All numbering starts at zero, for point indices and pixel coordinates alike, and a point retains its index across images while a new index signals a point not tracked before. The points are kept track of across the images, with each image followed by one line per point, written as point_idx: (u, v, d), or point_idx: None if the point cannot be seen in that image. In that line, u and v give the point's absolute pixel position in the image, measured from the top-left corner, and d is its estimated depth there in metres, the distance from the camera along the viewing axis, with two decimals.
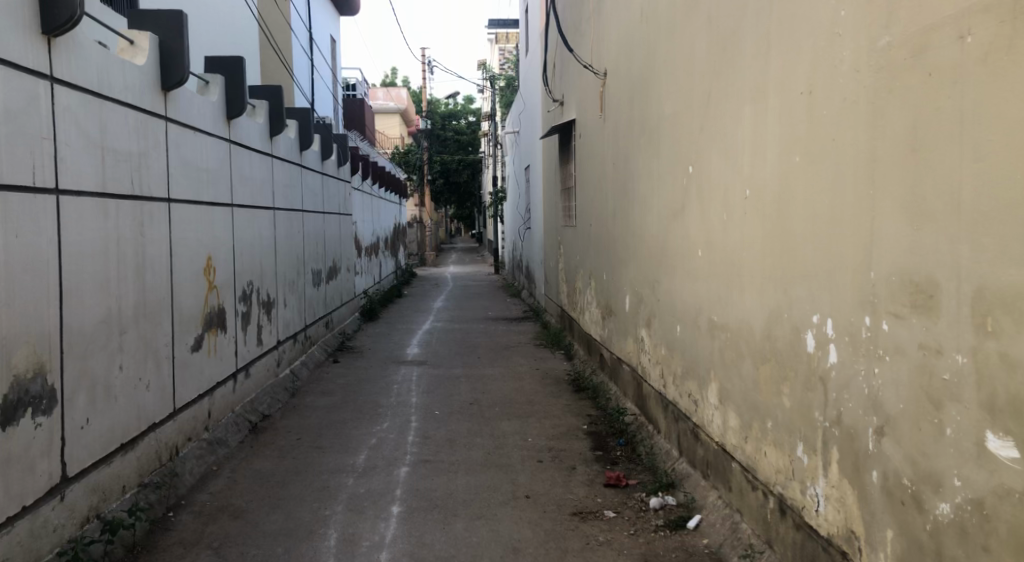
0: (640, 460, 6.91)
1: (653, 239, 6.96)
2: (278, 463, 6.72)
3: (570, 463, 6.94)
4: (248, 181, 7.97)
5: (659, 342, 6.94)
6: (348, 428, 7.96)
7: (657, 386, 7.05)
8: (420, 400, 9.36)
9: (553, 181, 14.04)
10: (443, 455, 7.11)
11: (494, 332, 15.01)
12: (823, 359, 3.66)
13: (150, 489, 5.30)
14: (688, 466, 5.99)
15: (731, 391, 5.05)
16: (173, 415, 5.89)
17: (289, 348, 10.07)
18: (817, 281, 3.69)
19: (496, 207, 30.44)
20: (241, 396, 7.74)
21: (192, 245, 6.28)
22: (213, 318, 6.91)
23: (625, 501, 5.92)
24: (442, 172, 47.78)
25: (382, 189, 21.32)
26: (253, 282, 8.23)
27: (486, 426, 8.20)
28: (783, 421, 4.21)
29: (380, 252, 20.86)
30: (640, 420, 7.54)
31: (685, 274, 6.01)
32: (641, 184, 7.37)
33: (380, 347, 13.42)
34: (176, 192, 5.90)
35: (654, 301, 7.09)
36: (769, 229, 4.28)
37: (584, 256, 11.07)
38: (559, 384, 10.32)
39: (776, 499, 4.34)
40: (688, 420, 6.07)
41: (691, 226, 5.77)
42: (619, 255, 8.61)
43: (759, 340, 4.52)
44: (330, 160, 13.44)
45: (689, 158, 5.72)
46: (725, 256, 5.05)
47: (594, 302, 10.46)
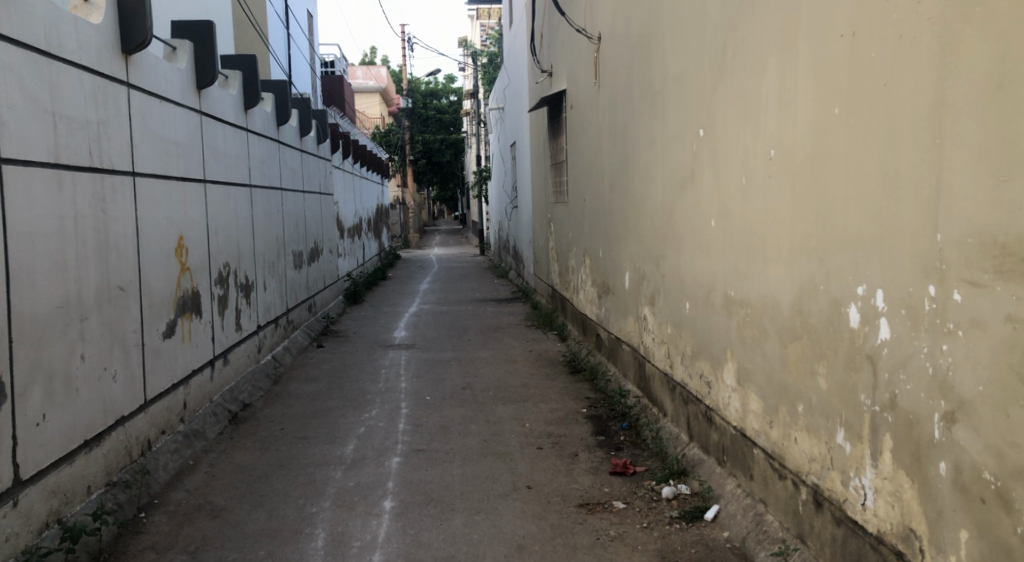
0: (645, 445, 6.51)
1: (658, 212, 6.54)
2: (260, 456, 6.27)
3: (572, 449, 6.53)
4: (222, 157, 7.48)
5: (665, 321, 6.54)
6: (333, 417, 7.51)
7: (663, 367, 6.64)
8: (410, 386, 8.92)
9: (542, 156, 13.59)
10: (437, 444, 6.69)
11: (482, 313, 14.57)
12: (871, 335, 3.27)
13: (120, 488, 4.83)
14: (702, 452, 5.59)
15: (753, 373, 4.64)
16: (144, 408, 5.43)
17: (270, 332, 9.59)
18: (864, 249, 3.29)
19: (480, 186, 29.88)
20: (218, 384, 7.28)
21: (162, 224, 5.81)
22: (187, 303, 6.44)
23: (634, 490, 5.52)
24: (423, 151, 47.11)
25: (363, 168, 20.73)
26: (229, 263, 7.76)
27: (480, 412, 7.78)
28: (818, 404, 3.81)
29: (363, 233, 20.33)
30: (643, 403, 7.16)
31: (695, 247, 5.60)
32: (643, 153, 6.94)
33: (365, 330, 12.94)
34: (142, 165, 5.41)
35: (658, 278, 6.69)
36: (801, 193, 3.88)
37: (577, 232, 10.64)
38: (554, 367, 9.90)
39: (810, 490, 3.94)
40: (700, 402, 5.66)
41: (703, 195, 5.36)
42: (617, 230, 8.18)
43: (788, 316, 4.11)
44: (309, 137, 12.93)
45: (702, 121, 5.31)
46: (746, 226, 4.64)
47: (589, 280, 10.04)
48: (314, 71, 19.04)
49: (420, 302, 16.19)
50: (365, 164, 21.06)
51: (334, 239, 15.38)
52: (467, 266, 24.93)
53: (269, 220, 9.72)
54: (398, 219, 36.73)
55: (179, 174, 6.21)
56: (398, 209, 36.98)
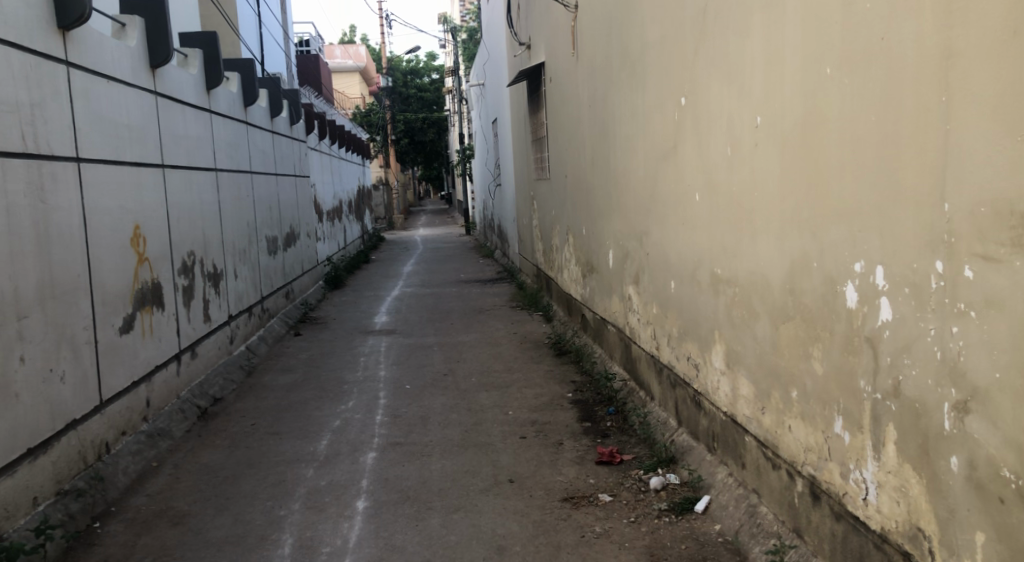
0: (633, 431, 6.24)
1: (640, 187, 6.24)
2: (229, 454, 6.09)
3: (556, 438, 6.26)
4: (183, 141, 7.23)
5: (650, 301, 6.25)
6: (308, 410, 7.31)
7: (649, 349, 6.36)
8: (390, 374, 8.66)
9: (523, 132, 13.25)
10: (416, 436, 6.44)
11: (467, 295, 14.26)
12: (871, 315, 2.99)
13: (72, 497, 4.61)
14: (691, 439, 5.32)
15: (742, 356, 4.36)
16: (100, 409, 5.23)
17: (242, 322, 9.40)
18: (862, 221, 3.00)
19: (464, 165, 29.47)
20: (185, 379, 7.14)
21: (115, 214, 5.54)
22: (147, 295, 6.22)
23: (621, 481, 5.26)
24: (406, 131, 46.62)
25: (342, 149, 20.32)
26: (195, 252, 7.56)
27: (462, 400, 7.52)
28: (813, 390, 3.53)
29: (344, 217, 19.98)
30: (630, 386, 6.90)
31: (680, 222, 5.32)
32: (623, 125, 6.64)
33: (346, 316, 12.65)
34: (87, 149, 5.08)
35: (642, 256, 6.40)
36: (791, 161, 3.59)
37: (560, 210, 10.33)
38: (539, 349, 9.63)
39: (806, 483, 3.67)
40: (688, 386, 5.38)
41: (687, 167, 5.07)
42: (600, 207, 7.88)
43: (779, 295, 3.83)
44: (280, 119, 12.60)
45: (683, 89, 5.02)
46: (732, 198, 4.36)
47: (573, 259, 9.74)
48: (289, 52, 18.63)
49: (404, 285, 15.88)
50: (344, 146, 20.68)
51: (312, 223, 15.04)
52: (452, 247, 24.60)
53: (239, 206, 9.47)
54: (382, 201, 36.31)
55: (134, 159, 5.93)
56: (382, 191, 36.55)
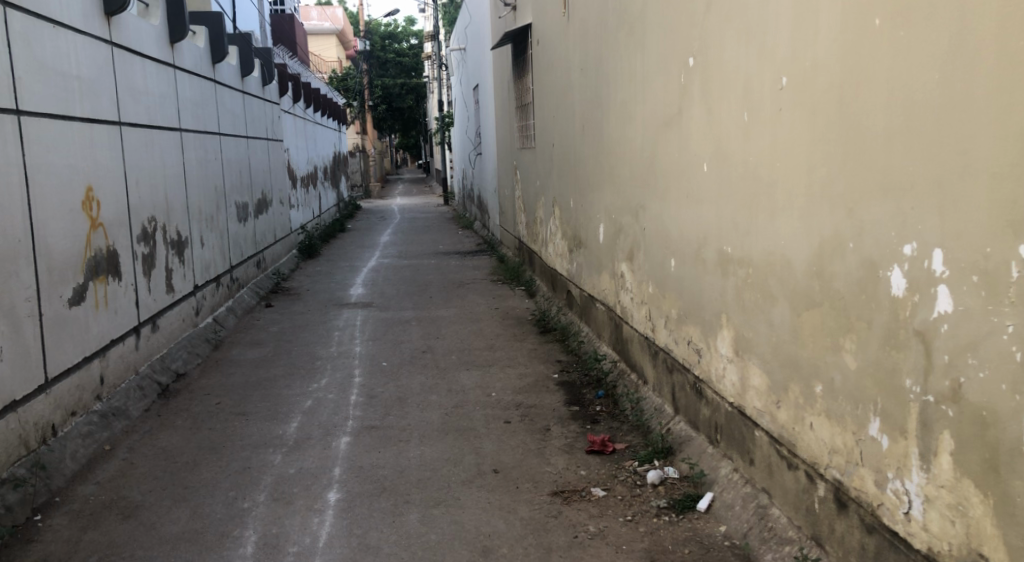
0: (624, 417, 5.86)
1: (636, 157, 5.85)
2: (189, 437, 6.12)
3: (543, 423, 5.90)
4: (141, 97, 7.63)
5: (645, 279, 5.87)
6: (278, 388, 7.30)
7: (643, 330, 5.99)
8: (365, 350, 8.49)
9: (507, 98, 12.76)
10: (392, 419, 6.23)
11: (447, 268, 13.82)
12: (925, 306, 2.60)
13: (9, 487, 4.71)
14: (691, 429, 4.94)
15: (754, 344, 3.98)
16: (45, 389, 5.38)
17: (209, 292, 9.51)
18: (912, 195, 2.62)
19: (443, 133, 28.85)
20: (146, 353, 7.38)
21: (65, 173, 5.92)
22: (101, 264, 6.54)
23: (613, 474, 4.89)
24: (384, 97, 45.78)
25: (318, 113, 19.72)
26: (155, 218, 7.90)
27: (442, 380, 7.24)
28: (843, 386, 3.15)
29: (319, 184, 19.48)
30: (620, 367, 6.55)
31: (682, 194, 4.94)
32: (618, 91, 6.25)
33: (320, 288, 12.22)
34: (27, 100, 5.43)
35: (636, 232, 6.02)
36: (820, 126, 3.19)
37: (545, 181, 9.94)
38: (522, 326, 9.25)
39: (831, 488, 3.29)
40: (688, 372, 5.00)
41: (693, 134, 4.67)
42: (589, 178, 7.49)
43: (802, 279, 3.43)
44: (249, 79, 12.14)
45: (691, 48, 4.61)
46: (747, 169, 3.95)
47: (558, 233, 9.35)
48: (263, 11, 17.96)
49: (380, 256, 15.43)
50: (320, 111, 20.09)
51: (285, 189, 14.56)
52: (430, 216, 24.10)
53: (205, 170, 9.63)
54: (358, 167, 35.59)
55: (84, 116, 6.34)
56: (358, 157, 35.80)
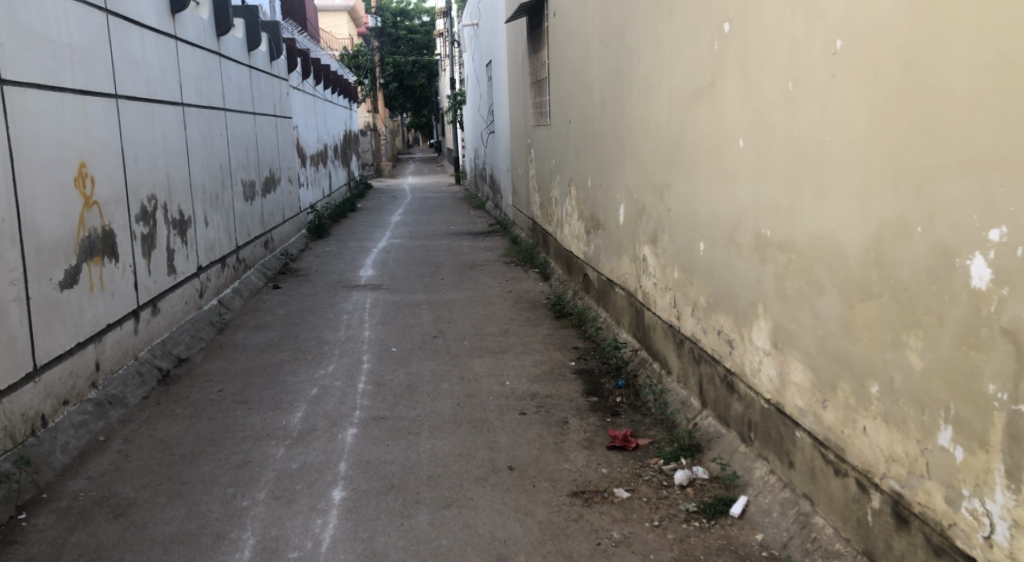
0: (647, 410, 5.52)
1: (662, 134, 5.50)
2: (188, 427, 5.83)
3: (561, 415, 5.59)
4: (140, 69, 7.41)
5: (670, 264, 5.52)
6: (283, 375, 7.01)
7: (667, 317, 5.65)
8: (373, 334, 8.18)
9: (520, 74, 12.37)
10: (401, 409, 5.93)
11: (458, 249, 13.48)
12: (1018, 300, 2.34)
13: None
14: (720, 424, 4.60)
15: (795, 336, 3.64)
16: (33, 377, 5.13)
17: (214, 273, 9.21)
18: (1007, 172, 2.36)
19: (455, 110, 28.43)
20: (146, 337, 7.11)
21: (54, 147, 5.70)
22: (97, 244, 6.29)
23: (637, 473, 4.56)
24: (395, 75, 45.27)
25: (327, 90, 19.32)
26: (156, 196, 7.60)
27: (454, 367, 6.95)
28: (904, 387, 2.81)
29: (329, 162, 19.11)
30: (641, 355, 6.22)
31: (713, 172, 4.59)
32: (642, 62, 5.90)
33: (328, 269, 11.90)
34: (9, 69, 5.22)
35: (660, 212, 5.67)
36: (881, 94, 2.87)
37: (561, 160, 9.57)
38: (536, 310, 8.91)
39: (887, 500, 2.96)
40: (718, 364, 4.65)
41: (727, 107, 4.32)
42: (608, 155, 7.15)
43: (855, 267, 3.09)
44: (256, 53, 11.79)
45: (727, 13, 4.26)
46: (789, 144, 3.61)
47: (575, 213, 9.00)
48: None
49: (391, 236, 15.08)
50: (330, 88, 19.70)
51: (294, 167, 14.22)
52: (441, 196, 23.71)
53: (209, 147, 9.32)
54: (369, 145, 35.15)
55: (77, 88, 6.15)
56: (369, 135, 35.34)
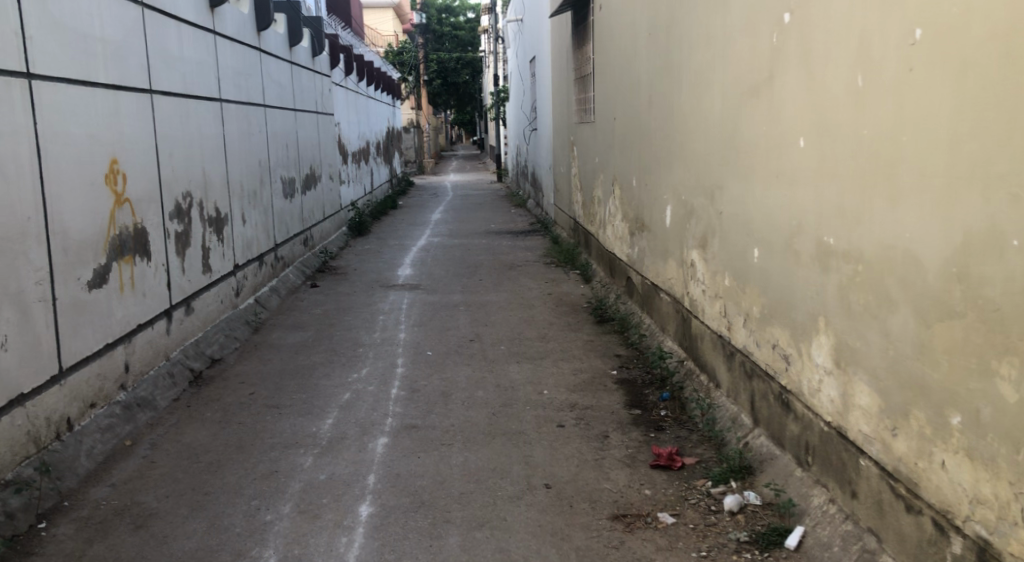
0: (693, 426, 5.23)
1: (713, 133, 5.19)
2: (216, 433, 5.64)
3: (601, 430, 5.31)
4: (177, 64, 7.28)
5: (720, 271, 5.22)
6: (315, 378, 6.81)
7: (717, 327, 5.34)
8: (409, 337, 7.97)
9: (564, 70, 12.08)
10: (434, 418, 5.70)
11: (499, 248, 13.24)
12: None
13: (11, 492, 4.31)
14: (774, 445, 4.29)
15: (859, 355, 3.32)
16: (58, 379, 4.98)
17: (251, 272, 9.06)
18: None
19: (498, 107, 28.19)
20: (179, 338, 6.96)
21: (85, 143, 5.55)
22: (127, 243, 6.14)
23: (683, 496, 4.27)
24: (439, 72, 45.18)
25: (370, 87, 19.19)
26: (191, 193, 7.46)
27: (491, 373, 6.70)
28: (993, 421, 2.55)
29: (371, 159, 18.98)
30: (688, 366, 5.92)
31: (769, 174, 4.29)
32: (694, 57, 5.59)
33: (367, 268, 11.72)
34: (38, 62, 5.07)
35: (711, 215, 5.37)
36: (975, 90, 2.58)
37: (605, 159, 9.27)
38: (577, 314, 8.63)
39: (970, 546, 2.68)
40: (773, 381, 4.34)
41: (787, 104, 4.01)
42: (655, 154, 6.84)
43: (934, 283, 2.78)
44: (297, 49, 11.65)
45: (789, 3, 3.96)
46: (857, 144, 3.30)
47: (618, 214, 8.70)
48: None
49: (431, 235, 14.89)
50: (374, 84, 19.58)
51: (335, 164, 14.08)
52: (483, 194, 23.51)
53: (248, 143, 9.18)
54: (412, 143, 35.08)
55: (110, 82, 5.99)
56: (412, 133, 35.25)
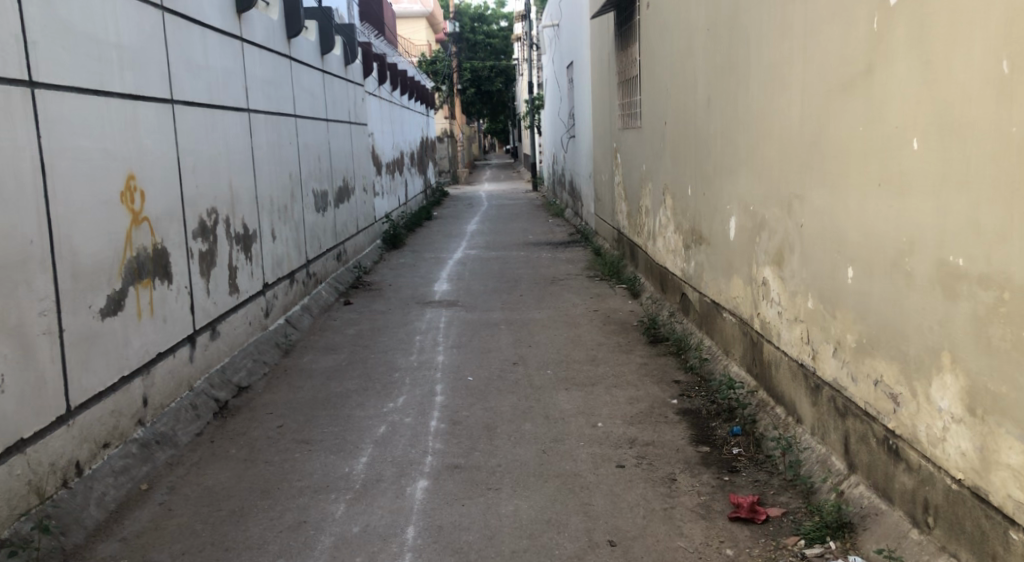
0: (772, 467, 4.63)
1: (791, 136, 4.59)
2: (240, 474, 5.13)
3: (667, 471, 4.73)
4: (202, 72, 6.82)
5: (801, 292, 4.61)
6: (348, 408, 6.29)
7: (797, 354, 4.73)
8: (448, 360, 7.43)
9: (607, 74, 11.50)
10: (479, 456, 5.15)
11: (537, 261, 12.68)
12: None
13: (4, 554, 3.83)
14: (879, 498, 3.70)
15: (1013, 407, 2.76)
16: (65, 419, 4.50)
17: (282, 291, 8.59)
18: None
19: (534, 116, 27.67)
20: (204, 365, 6.49)
21: (99, 159, 5.09)
22: (146, 265, 5.66)
23: (772, 559, 3.70)
24: (472, 81, 44.81)
25: (404, 97, 18.75)
26: (217, 210, 6.99)
27: (538, 402, 6.14)
28: None
29: (406, 169, 18.53)
30: (761, 397, 5.30)
31: (867, 181, 3.70)
32: (765, 52, 5.00)
33: (401, 283, 11.21)
34: (44, 71, 4.60)
35: (788, 228, 4.76)
36: None
37: (653, 167, 8.68)
38: (628, 333, 8.04)
39: None
40: (874, 423, 3.75)
41: (893, 98, 3.43)
42: (715, 161, 6.24)
43: None
44: (329, 57, 11.20)
45: None
46: (1006, 143, 2.76)
47: (670, 225, 8.10)
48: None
49: (467, 247, 14.37)
50: (408, 94, 19.14)
51: (369, 175, 13.61)
52: (519, 203, 22.99)
53: (278, 156, 8.71)
54: (446, 152, 34.72)
55: (126, 92, 5.53)
56: (446, 143, 34.91)
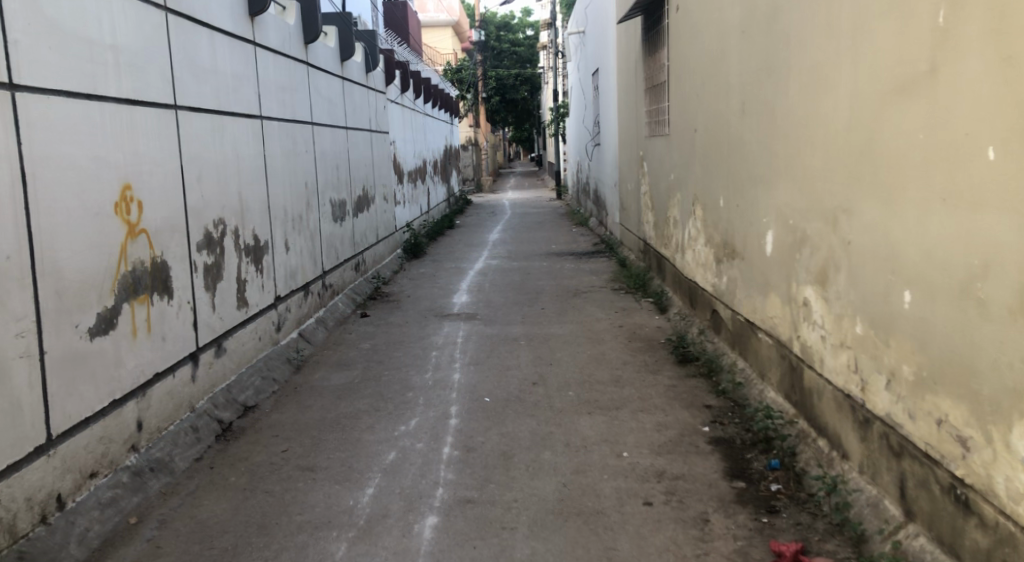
0: (816, 508, 4.20)
1: (839, 143, 4.16)
2: (237, 506, 4.77)
3: (700, 511, 4.31)
4: (209, 77, 6.50)
5: (849, 316, 4.18)
6: (358, 431, 5.91)
7: (843, 384, 4.30)
8: (464, 378, 7.04)
9: (634, 80, 11.09)
10: (494, 488, 4.77)
11: (560, 272, 12.26)
12: None
13: None
14: (944, 554, 3.27)
15: None
16: (45, 449, 4.16)
17: (294, 304, 8.25)
18: None
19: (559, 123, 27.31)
20: (207, 383, 6.14)
21: (90, 169, 4.77)
22: (143, 280, 5.33)
23: None
24: (497, 88, 44.55)
25: (427, 104, 18.41)
26: (224, 220, 6.65)
27: (559, 427, 5.73)
28: None
29: (428, 177, 18.20)
30: (801, 427, 4.86)
31: (931, 195, 3.27)
32: (808, 53, 4.59)
33: (420, 295, 10.85)
34: (26, 74, 4.27)
35: (834, 245, 4.33)
36: None
37: (683, 176, 8.25)
38: (655, 350, 7.62)
39: None
40: (937, 469, 3.32)
41: (967, 101, 3.02)
42: (751, 170, 5.81)
43: None
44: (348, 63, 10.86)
45: None
46: None
47: (700, 238, 7.67)
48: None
49: (489, 257, 13.99)
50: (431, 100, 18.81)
51: (389, 184, 13.28)
52: (543, 211, 22.63)
53: (292, 163, 8.37)
54: (469, 160, 34.47)
55: (123, 97, 5.21)
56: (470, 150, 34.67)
